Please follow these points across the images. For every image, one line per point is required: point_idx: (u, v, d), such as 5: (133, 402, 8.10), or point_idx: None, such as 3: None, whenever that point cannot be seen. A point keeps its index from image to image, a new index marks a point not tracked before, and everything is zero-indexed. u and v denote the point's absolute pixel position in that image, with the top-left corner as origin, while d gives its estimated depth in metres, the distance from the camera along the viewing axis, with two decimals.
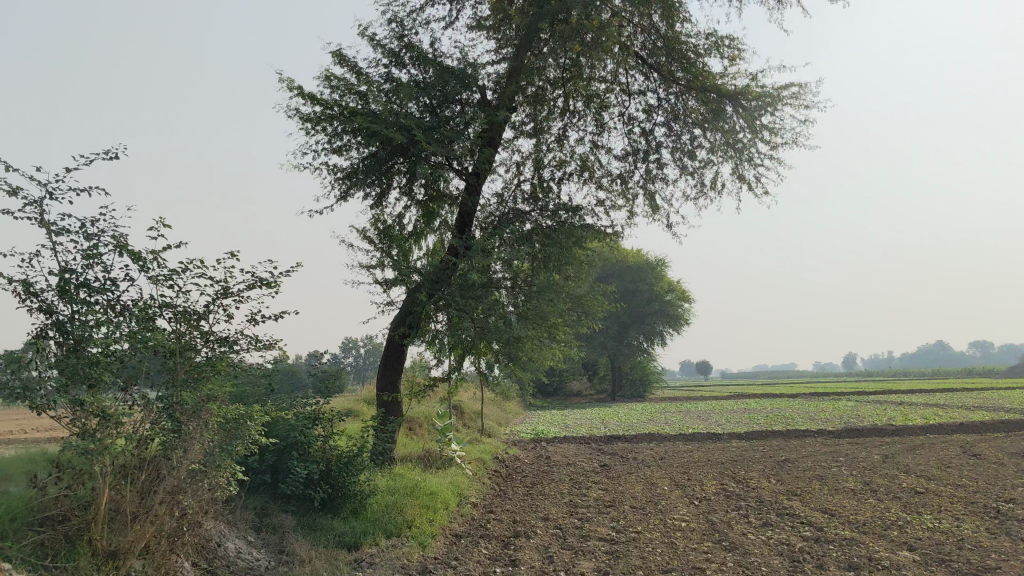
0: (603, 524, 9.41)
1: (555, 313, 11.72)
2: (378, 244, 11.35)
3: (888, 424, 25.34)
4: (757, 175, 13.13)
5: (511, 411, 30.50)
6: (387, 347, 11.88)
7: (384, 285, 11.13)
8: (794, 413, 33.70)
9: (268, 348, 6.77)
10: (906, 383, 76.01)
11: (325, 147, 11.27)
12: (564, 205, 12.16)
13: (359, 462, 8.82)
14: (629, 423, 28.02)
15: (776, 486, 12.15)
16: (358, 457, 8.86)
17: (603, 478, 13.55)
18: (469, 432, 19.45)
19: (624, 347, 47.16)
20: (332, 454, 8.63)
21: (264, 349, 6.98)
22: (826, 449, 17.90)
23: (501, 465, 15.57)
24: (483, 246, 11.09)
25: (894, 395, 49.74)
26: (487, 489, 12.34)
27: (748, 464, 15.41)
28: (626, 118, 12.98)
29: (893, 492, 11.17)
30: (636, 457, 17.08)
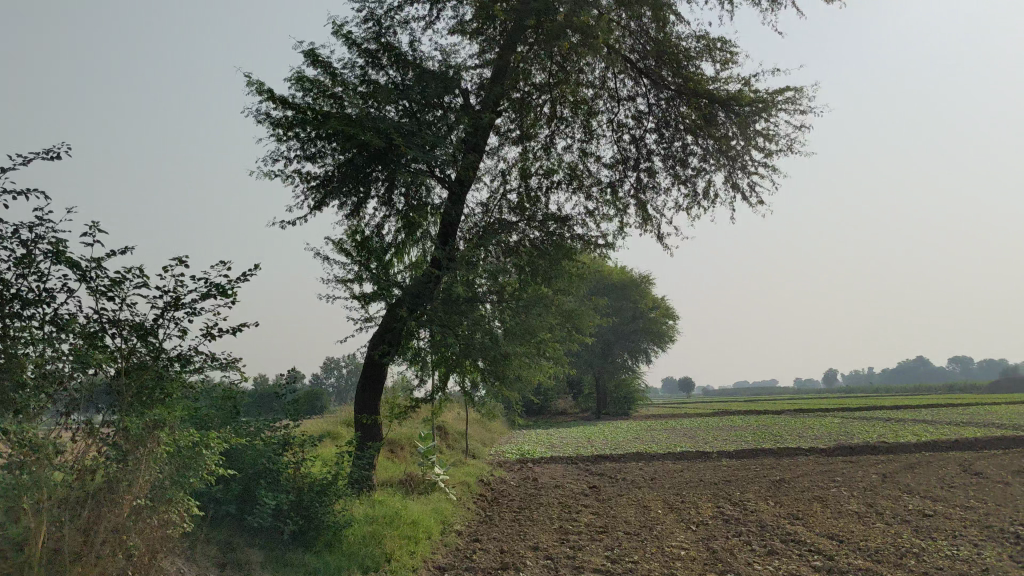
0: (598, 554, 8.77)
1: (544, 328, 11.12)
2: (355, 256, 10.72)
3: (879, 441, 24.83)
4: (752, 183, 12.60)
5: (495, 431, 29.84)
6: (366, 365, 11.20)
7: (362, 299, 10.49)
8: (783, 430, 33.16)
9: (227, 366, 6.14)
10: (889, 399, 75.84)
11: (299, 154, 10.68)
12: (553, 215, 11.60)
13: (333, 490, 8.16)
14: (616, 443, 27.43)
15: (776, 509, 11.56)
16: (332, 484, 8.21)
17: (593, 501, 12.94)
18: (453, 454, 18.77)
19: (609, 364, 46.59)
20: (304, 482, 7.97)
21: (225, 366, 6.36)
22: (820, 468, 17.35)
23: (487, 488, 14.93)
24: (468, 258, 10.49)
25: (879, 411, 49.40)
26: (472, 515, 11.67)
27: (742, 484, 14.83)
28: (615, 125, 12.40)
29: (901, 515, 10.60)
30: (625, 478, 16.48)
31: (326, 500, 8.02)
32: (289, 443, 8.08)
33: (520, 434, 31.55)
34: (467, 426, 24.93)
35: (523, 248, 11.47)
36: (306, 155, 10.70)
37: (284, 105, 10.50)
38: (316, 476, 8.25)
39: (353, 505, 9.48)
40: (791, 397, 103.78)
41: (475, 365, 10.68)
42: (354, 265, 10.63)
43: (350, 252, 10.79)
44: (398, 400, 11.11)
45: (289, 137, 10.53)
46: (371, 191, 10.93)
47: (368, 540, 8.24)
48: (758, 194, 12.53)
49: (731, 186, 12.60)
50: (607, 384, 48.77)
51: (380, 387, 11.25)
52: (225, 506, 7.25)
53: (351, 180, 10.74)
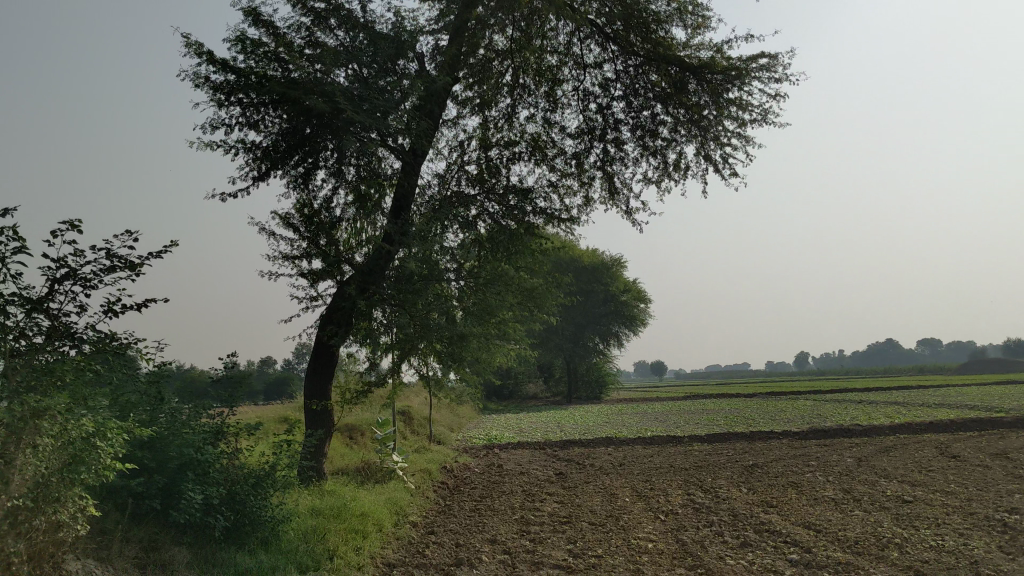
0: (559, 547, 8.16)
1: (506, 307, 10.51)
2: (302, 232, 10.00)
3: (852, 423, 24.44)
4: (725, 155, 12.07)
5: (463, 416, 29.21)
6: (316, 349, 10.55)
7: (309, 277, 9.79)
8: (753, 413, 32.74)
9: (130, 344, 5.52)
10: (860, 381, 76.04)
11: (240, 122, 9.96)
12: (515, 187, 10.94)
13: (269, 481, 7.49)
14: (585, 428, 26.90)
15: (749, 496, 11.02)
16: (269, 475, 7.54)
17: (559, 488, 12.35)
18: (415, 439, 18.13)
19: (580, 347, 46.07)
20: (237, 474, 7.29)
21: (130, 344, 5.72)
22: (794, 452, 16.88)
23: (449, 476, 14.30)
24: (424, 231, 9.81)
25: (850, 393, 49.34)
26: (429, 505, 11.04)
27: (714, 470, 14.30)
28: (581, 94, 11.77)
29: (879, 502, 10.10)
30: (593, 464, 15.90)
31: (262, 494, 7.35)
32: (221, 431, 7.41)
33: (489, 419, 30.95)
34: (433, 411, 24.31)
35: (483, 222, 10.83)
36: (250, 122, 9.97)
37: (224, 68, 9.77)
38: (252, 466, 7.58)
39: (297, 497, 8.81)
40: (762, 380, 103.97)
41: (429, 346, 10.00)
42: (300, 240, 9.92)
43: (298, 225, 10.07)
44: (350, 384, 10.45)
45: (230, 103, 9.79)
46: (319, 162, 10.21)
47: (309, 536, 7.59)
48: (731, 167, 12.00)
49: (703, 157, 12.06)
50: (578, 368, 48.29)
51: (331, 371, 10.59)
52: (147, 502, 6.58)
53: (298, 150, 10.04)
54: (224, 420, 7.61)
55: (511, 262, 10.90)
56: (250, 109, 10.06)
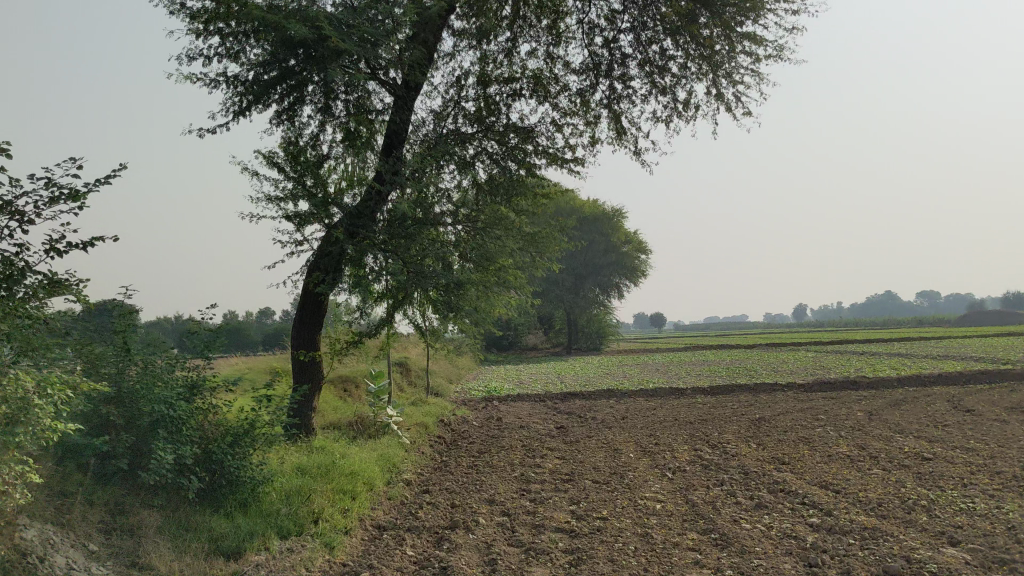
0: (562, 508, 7.64)
1: (505, 254, 9.90)
2: (287, 172, 9.35)
3: (858, 375, 23.94)
4: (737, 93, 11.43)
5: (462, 367, 28.73)
6: (304, 299, 9.97)
7: (295, 221, 9.15)
8: (756, 365, 32.24)
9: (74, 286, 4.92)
10: (860, 333, 75.70)
11: (220, 54, 9.28)
12: (516, 126, 10.21)
13: (250, 439, 6.93)
14: (587, 380, 26.42)
15: (760, 452, 10.50)
16: (250, 432, 6.99)
17: (560, 443, 11.84)
18: (412, 392, 17.65)
19: (580, 298, 45.51)
20: (213, 432, 6.73)
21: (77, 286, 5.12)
22: (802, 405, 16.38)
23: (446, 429, 13.80)
24: (417, 172, 9.17)
25: (853, 344, 48.92)
26: (424, 461, 10.54)
27: (720, 424, 13.80)
28: (586, 27, 11.04)
29: (898, 459, 9.57)
30: (595, 416, 15.42)
31: (242, 453, 6.80)
32: (194, 385, 6.84)
33: (488, 370, 30.50)
34: (431, 362, 23.80)
35: (481, 163, 10.17)
36: (231, 54, 9.28)
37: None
38: (231, 423, 7.02)
39: (283, 455, 8.28)
40: (762, 331, 103.62)
41: (423, 294, 9.39)
42: (286, 181, 9.26)
43: (283, 165, 9.41)
44: (340, 335, 9.86)
45: (210, 33, 9.10)
46: (305, 98, 9.54)
47: (293, 498, 7.07)
48: (744, 105, 11.37)
49: (714, 94, 11.42)
50: (578, 318, 47.81)
51: (320, 321, 10.03)
52: (114, 461, 6.04)
53: (283, 84, 9.34)
54: (201, 373, 7.06)
55: (510, 205, 10.28)
56: (232, 40, 9.37)
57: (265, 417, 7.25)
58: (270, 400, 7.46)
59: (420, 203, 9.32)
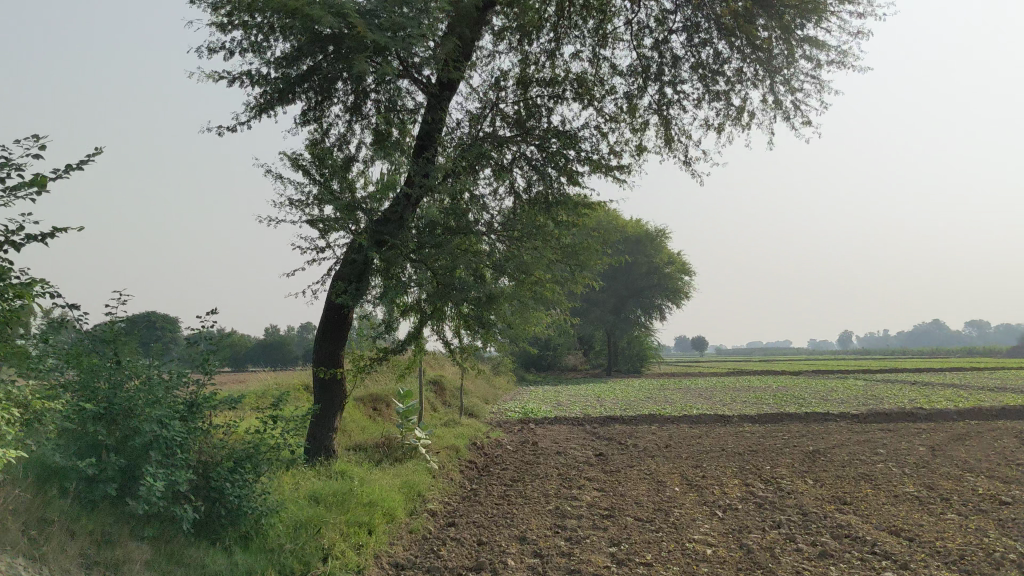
0: (600, 551, 6.86)
1: (543, 266, 9.22)
2: (312, 174, 8.73)
3: (914, 406, 22.81)
4: (797, 101, 10.65)
5: (499, 387, 27.97)
6: (327, 312, 9.36)
7: (318, 226, 8.52)
8: (804, 393, 31.10)
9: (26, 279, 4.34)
10: (908, 362, 73.83)
11: (244, 47, 8.72)
12: (558, 130, 9.52)
13: (254, 464, 6.23)
14: (628, 404, 25.61)
15: (818, 490, 9.62)
16: (254, 457, 6.29)
17: (599, 473, 11.04)
18: (446, 412, 16.97)
19: (622, 320, 44.66)
20: (212, 456, 6.04)
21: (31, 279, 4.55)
22: (856, 437, 15.43)
23: (479, 454, 13.07)
24: (449, 176, 8.50)
25: (903, 374, 47.44)
26: (452, 489, 9.82)
27: (771, 456, 12.90)
28: (635, 28, 10.35)
29: (974, 502, 8.66)
30: (636, 444, 14.61)
31: (245, 480, 6.10)
32: (193, 404, 6.17)
33: (527, 392, 29.70)
34: (466, 382, 23.10)
35: (519, 169, 9.50)
36: (256, 48, 8.70)
37: None
38: (233, 445, 6.34)
39: (296, 482, 7.59)
40: (807, 358, 101.72)
41: (454, 308, 8.72)
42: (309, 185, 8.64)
43: (308, 168, 8.79)
44: (363, 350, 9.21)
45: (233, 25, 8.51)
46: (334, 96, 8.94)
47: (299, 531, 6.37)
48: (804, 113, 10.59)
49: (772, 101, 10.66)
50: (619, 340, 46.89)
51: (343, 336, 9.40)
52: (100, 487, 5.38)
53: (309, 81, 8.74)
54: (203, 390, 6.40)
55: (549, 215, 9.59)
56: (257, 34, 8.79)
57: (274, 439, 6.56)
58: (280, 421, 6.79)
59: (451, 210, 8.66)
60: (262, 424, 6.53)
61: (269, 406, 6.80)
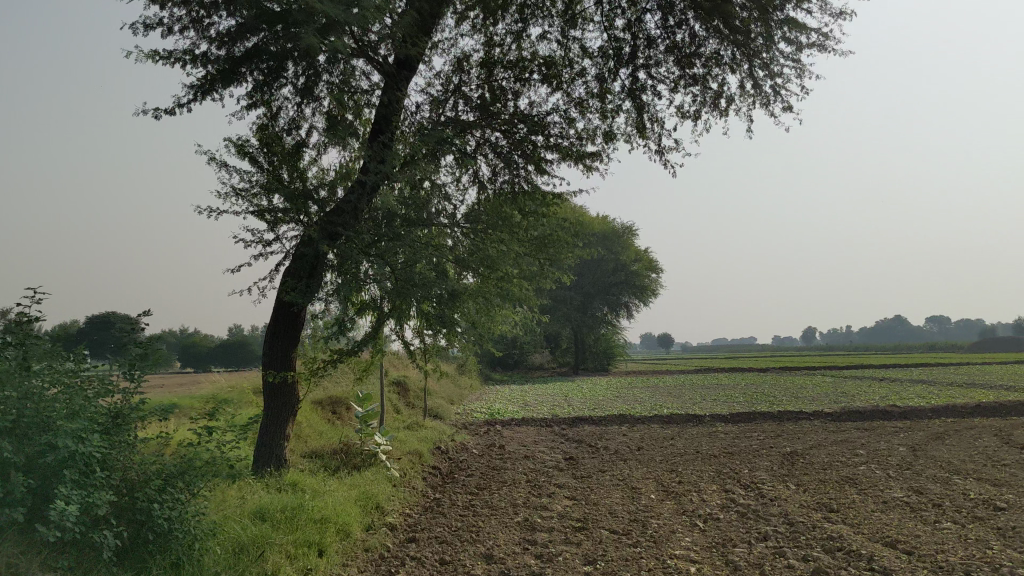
0: (573, 570, 6.25)
1: (509, 260, 8.64)
2: (259, 160, 8.04)
3: (887, 403, 22.44)
4: (776, 86, 10.15)
5: (464, 387, 27.34)
6: (278, 310, 8.68)
7: (265, 217, 7.83)
8: (773, 390, 30.74)
9: None
10: (872, 358, 74.15)
11: (185, 22, 8.04)
12: (525, 115, 8.90)
13: (186, 482, 5.54)
14: (596, 404, 25.08)
15: (802, 496, 9.10)
16: (186, 474, 5.61)
17: (570, 479, 10.45)
18: (409, 414, 16.30)
19: (589, 317, 44.20)
20: (137, 475, 5.32)
21: None
22: (832, 436, 14.98)
23: (443, 459, 12.43)
24: (408, 163, 7.84)
25: (868, 371, 47.42)
26: (414, 499, 9.17)
27: (748, 458, 12.39)
28: (606, 7, 9.77)
29: (968, 509, 8.16)
30: (607, 446, 14.04)
31: (176, 501, 5.41)
32: (117, 415, 5.45)
33: (493, 391, 29.10)
34: (431, 382, 22.44)
35: (483, 157, 8.88)
36: (197, 25, 8.02)
37: None
38: (163, 461, 5.64)
39: (240, 501, 6.88)
40: (772, 354, 102.04)
41: (415, 307, 8.09)
42: (255, 172, 7.97)
43: (255, 154, 8.12)
44: (316, 352, 8.55)
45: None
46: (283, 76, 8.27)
47: (239, 555, 5.69)
48: (784, 99, 10.09)
49: (750, 87, 10.15)
50: (587, 338, 46.41)
51: (295, 337, 8.73)
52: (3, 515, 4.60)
53: (255, 61, 8.07)
54: (128, 399, 5.64)
55: (516, 205, 9.01)
56: (199, 9, 8.10)
57: (210, 452, 5.87)
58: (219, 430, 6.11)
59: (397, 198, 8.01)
60: (197, 436, 5.84)
61: (206, 415, 6.09)
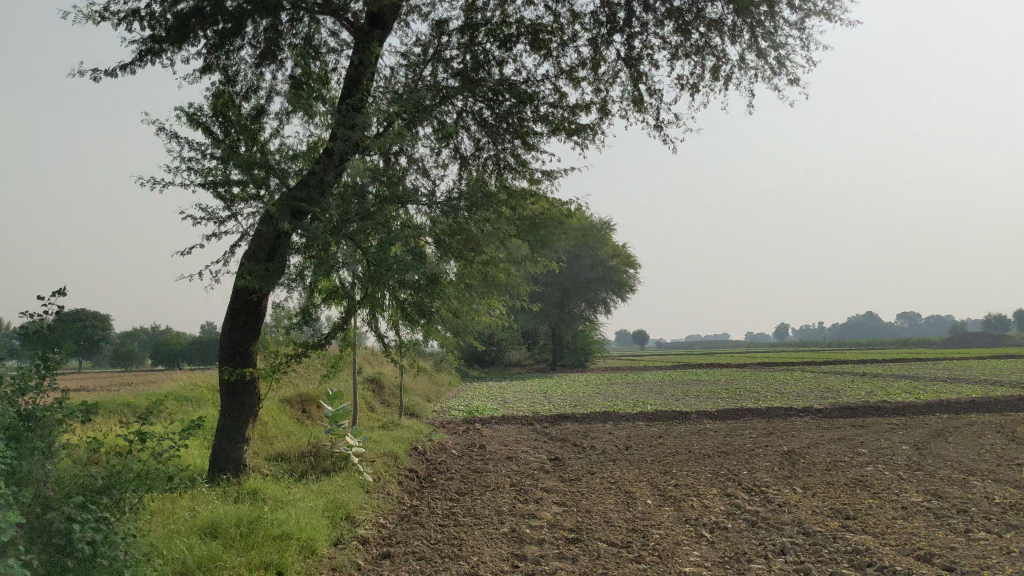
0: None
1: (495, 241, 7.98)
2: (214, 130, 7.20)
3: (876, 399, 21.80)
4: (781, 57, 9.41)
5: (441, 384, 26.49)
6: (237, 300, 7.83)
7: (221, 193, 6.99)
8: (755, 386, 30.01)
9: None
10: (849, 354, 73.97)
11: None
12: (511, 83, 8.09)
13: (115, 500, 4.60)
14: (578, 401, 24.30)
15: (813, 501, 8.35)
16: (114, 490, 4.66)
17: (558, 483, 9.65)
18: (383, 413, 15.43)
19: (567, 313, 43.47)
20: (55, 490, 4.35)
21: None
22: (829, 434, 14.27)
23: (420, 460, 11.61)
24: (382, 133, 7.04)
25: (848, 366, 46.97)
26: (388, 507, 8.32)
27: (745, 458, 11.64)
28: None
29: (1000, 515, 7.43)
30: (593, 446, 13.27)
31: (101, 521, 4.46)
32: (30, 417, 4.49)
33: (472, 388, 28.31)
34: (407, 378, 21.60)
35: (464, 128, 8.08)
36: None
37: None
38: (87, 473, 4.69)
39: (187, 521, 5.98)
40: (748, 350, 101.85)
41: (392, 294, 7.31)
42: (210, 144, 7.12)
43: (209, 124, 7.25)
44: (280, 345, 7.72)
45: None
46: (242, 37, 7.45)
47: None
48: (789, 71, 9.36)
49: (753, 57, 9.41)
50: (565, 334, 45.67)
51: (256, 330, 7.89)
52: None
53: (209, 20, 7.22)
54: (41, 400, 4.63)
55: (501, 183, 8.23)
56: None
57: (144, 463, 4.93)
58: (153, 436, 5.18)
59: (368, 171, 7.19)
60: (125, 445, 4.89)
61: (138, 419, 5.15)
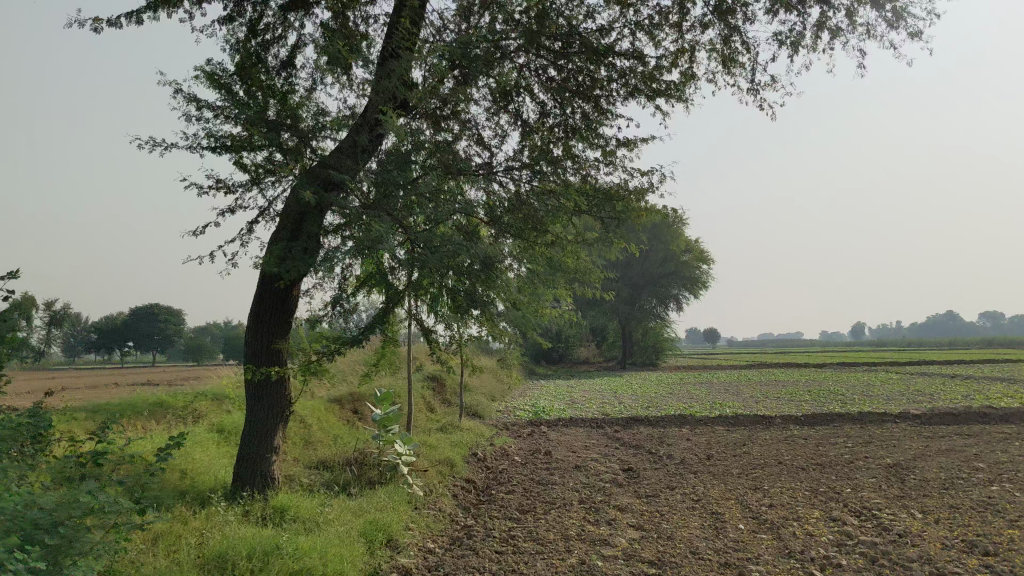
0: None
1: (559, 221, 6.89)
2: (234, 89, 6.19)
3: (980, 404, 20.05)
4: (900, 8, 8.07)
5: (505, 381, 25.47)
6: (264, 290, 6.84)
7: (241, 163, 5.99)
8: (839, 387, 28.28)
9: None
10: (931, 355, 71.02)
11: None
12: (582, 34, 6.94)
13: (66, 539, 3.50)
14: (650, 400, 23.02)
15: (939, 530, 7.03)
16: (67, 528, 3.58)
17: (634, 499, 8.47)
18: (443, 413, 14.40)
19: (637, 310, 42.08)
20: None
21: None
22: (937, 444, 12.77)
23: (479, 468, 10.53)
24: (428, 89, 5.97)
25: (934, 367, 44.62)
26: (437, 526, 7.24)
27: (845, 472, 10.29)
28: None
29: None
30: (670, 454, 12.03)
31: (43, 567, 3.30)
32: None
33: (538, 386, 27.21)
34: (470, 377, 20.59)
35: (526, 86, 6.97)
36: None
37: None
38: (37, 502, 3.63)
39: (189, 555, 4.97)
40: (824, 350, 98.89)
41: (438, 278, 6.18)
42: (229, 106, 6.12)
43: (230, 84, 6.25)
44: (314, 342, 6.69)
45: None
46: None
47: None
48: (908, 24, 8.02)
49: (865, 9, 8.11)
50: (635, 331, 44.29)
51: (286, 324, 6.89)
52: None
53: None
54: None
55: (568, 150, 7.12)
56: None
57: (105, 493, 3.91)
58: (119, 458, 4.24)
59: (411, 135, 6.16)
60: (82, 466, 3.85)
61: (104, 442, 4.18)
